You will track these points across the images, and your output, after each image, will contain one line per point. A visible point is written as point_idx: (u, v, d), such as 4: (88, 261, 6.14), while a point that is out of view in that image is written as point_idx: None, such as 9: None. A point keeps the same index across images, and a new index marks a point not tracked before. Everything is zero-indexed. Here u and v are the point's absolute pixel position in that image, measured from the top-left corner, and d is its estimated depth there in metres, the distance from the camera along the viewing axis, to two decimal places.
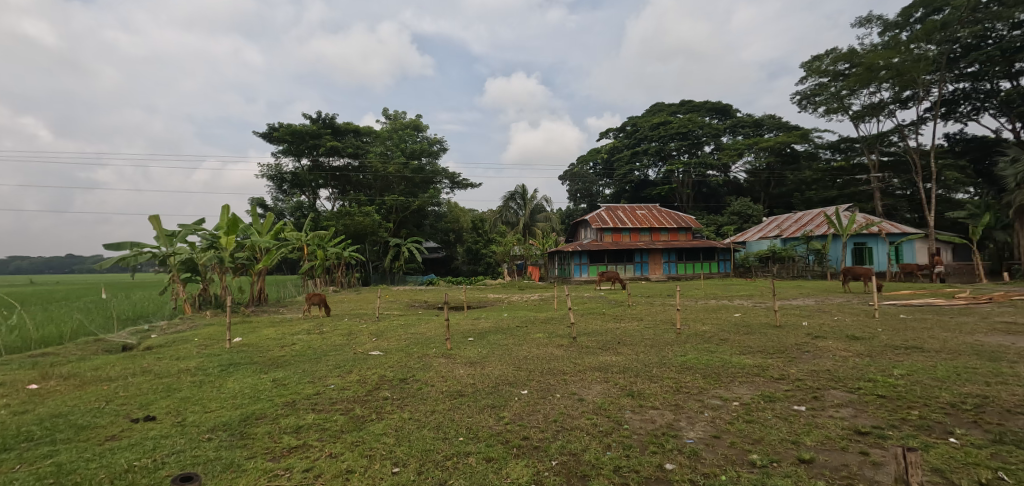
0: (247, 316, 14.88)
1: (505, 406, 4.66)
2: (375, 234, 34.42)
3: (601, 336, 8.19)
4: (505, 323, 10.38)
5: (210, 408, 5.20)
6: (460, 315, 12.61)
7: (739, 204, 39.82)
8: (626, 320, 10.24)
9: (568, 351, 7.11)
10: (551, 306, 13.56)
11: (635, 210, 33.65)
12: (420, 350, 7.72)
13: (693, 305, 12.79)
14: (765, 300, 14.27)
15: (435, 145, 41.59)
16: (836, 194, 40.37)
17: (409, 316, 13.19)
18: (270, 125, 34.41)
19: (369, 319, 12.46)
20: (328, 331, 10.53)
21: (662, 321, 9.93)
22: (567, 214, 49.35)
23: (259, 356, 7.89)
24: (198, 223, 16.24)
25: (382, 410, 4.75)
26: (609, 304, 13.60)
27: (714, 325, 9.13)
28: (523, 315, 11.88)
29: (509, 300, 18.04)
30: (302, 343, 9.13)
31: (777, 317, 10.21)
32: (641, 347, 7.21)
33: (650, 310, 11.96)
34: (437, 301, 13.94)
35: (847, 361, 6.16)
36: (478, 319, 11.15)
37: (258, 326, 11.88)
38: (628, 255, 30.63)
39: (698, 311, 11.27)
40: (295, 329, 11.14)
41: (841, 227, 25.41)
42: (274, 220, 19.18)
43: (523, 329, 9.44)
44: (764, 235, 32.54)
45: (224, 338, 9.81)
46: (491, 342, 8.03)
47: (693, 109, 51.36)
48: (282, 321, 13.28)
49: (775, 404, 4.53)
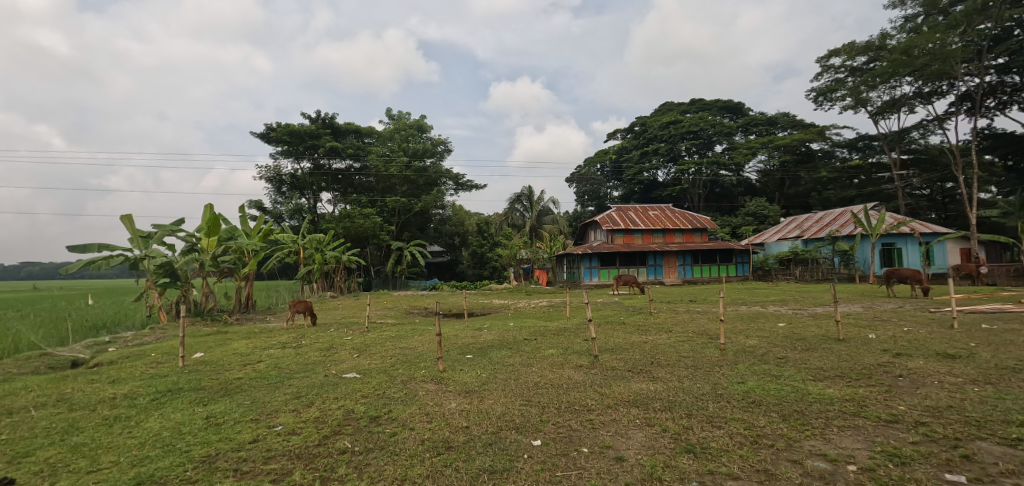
0: (227, 325, 13.50)
1: (511, 473, 3.20)
2: (376, 236, 33.09)
3: (629, 354, 6.68)
4: (512, 335, 8.92)
5: (101, 465, 3.76)
6: (462, 325, 11.17)
7: (755, 204, 38.18)
8: (654, 332, 8.70)
9: (589, 375, 5.63)
10: (564, 314, 12.08)
11: (648, 210, 32.14)
12: (406, 372, 6.28)
13: (725, 313, 11.28)
14: (804, 306, 12.69)
15: (439, 146, 40.16)
16: (856, 193, 38.66)
17: (404, 326, 11.78)
18: (267, 125, 33.16)
19: (359, 330, 11.05)
20: (305, 344, 9.09)
21: (695, 333, 8.37)
22: (575, 216, 47.86)
23: (210, 379, 6.45)
24: (176, 223, 14.86)
25: (333, 477, 3.30)
26: (628, 312, 12.15)
27: (762, 339, 7.61)
28: (534, 325, 10.38)
29: (516, 306, 16.66)
30: (270, 361, 7.70)
31: (833, 328, 8.66)
32: (682, 370, 5.72)
33: (678, 319, 10.46)
34: (435, 310, 12.54)
35: (966, 392, 4.68)
36: (481, 331, 9.67)
37: (232, 338, 10.48)
38: (641, 258, 29.03)
39: (735, 320, 9.74)
40: (270, 340, 9.73)
41: (870, 226, 23.74)
42: (265, 222, 17.91)
43: (534, 342, 7.98)
44: (784, 236, 30.85)
45: (183, 354, 8.37)
46: (494, 361, 6.56)
47: (704, 108, 49.75)
48: (264, 331, 11.86)
49: (912, 472, 3.08)
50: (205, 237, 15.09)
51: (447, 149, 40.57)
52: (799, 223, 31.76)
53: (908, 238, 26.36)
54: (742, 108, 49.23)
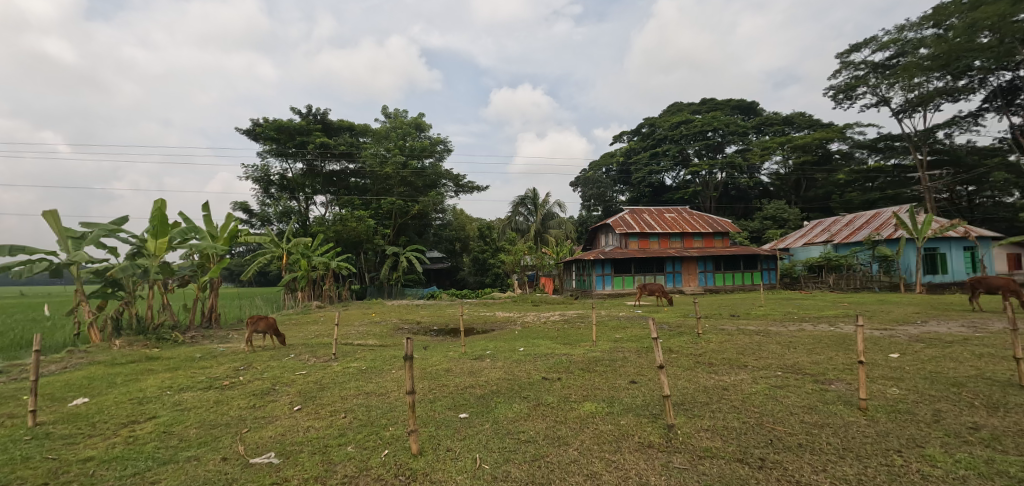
0: (168, 348, 11.05)
1: None
2: (368, 242, 30.61)
3: (722, 418, 4.17)
4: (521, 372, 6.47)
5: None
6: (458, 351, 8.59)
7: (773, 207, 35.74)
8: (724, 369, 6.16)
9: (676, 475, 3.19)
10: (588, 336, 9.52)
11: (663, 213, 29.69)
12: (357, 454, 3.83)
13: (791, 337, 8.74)
14: (883, 324, 10.14)
15: (439, 145, 37.23)
16: (879, 196, 36.17)
17: (380, 351, 9.31)
18: (253, 121, 30.93)
19: (320, 357, 8.62)
20: (238, 384, 6.66)
21: (787, 373, 5.91)
22: (581, 220, 45.49)
23: (36, 464, 4.05)
24: (118, 222, 12.40)
25: None
26: (665, 332, 9.74)
27: (900, 387, 5.11)
28: (553, 353, 7.81)
29: (524, 320, 14.24)
30: (170, 416, 5.30)
31: (981, 366, 6.02)
32: (844, 465, 3.25)
33: (741, 346, 7.93)
34: (419, 337, 10.01)
35: None
36: (482, 364, 7.11)
37: (155, 369, 8.06)
38: (658, 264, 26.47)
39: (817, 351, 7.22)
40: (198, 377, 7.29)
41: (914, 229, 21.19)
42: (235, 220, 15.42)
43: (562, 387, 5.51)
44: (811, 240, 28.23)
45: (54, 403, 5.95)
46: (498, 432, 4.13)
47: (716, 107, 47.33)
48: (209, 356, 9.41)
49: None
50: (153, 238, 12.63)
51: (447, 148, 37.72)
52: (825, 226, 29.18)
53: (953, 243, 23.77)
54: (756, 108, 46.77)
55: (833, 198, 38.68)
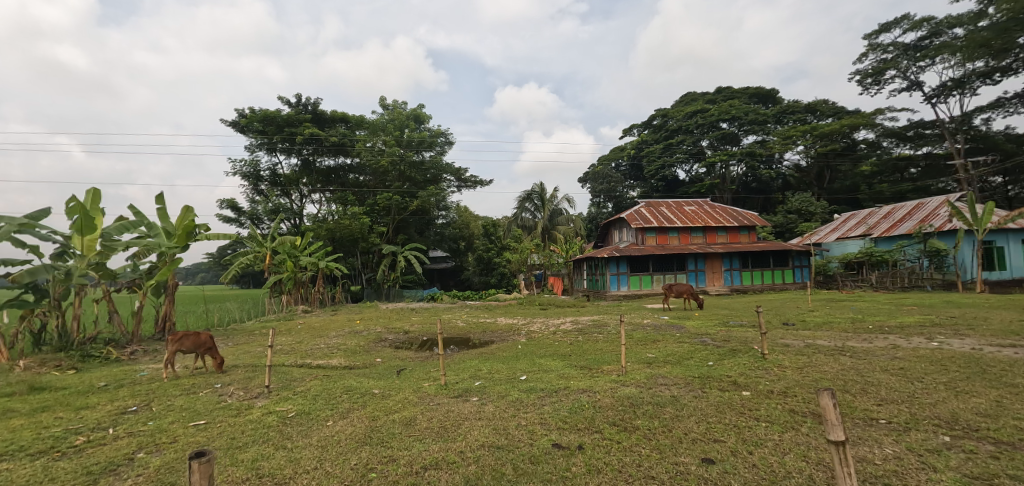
0: (81, 370, 8.80)
1: None
2: (364, 241, 28.20)
3: None
4: (514, 433, 4.08)
5: None
6: (434, 382, 6.28)
7: (798, 199, 33.07)
8: (855, 432, 3.79)
9: None
10: (612, 357, 7.16)
11: (683, 206, 27.28)
12: None
13: (883, 360, 6.40)
14: (1001, 339, 7.58)
15: (440, 137, 34.73)
16: (912, 187, 33.38)
17: (329, 378, 6.94)
18: (238, 112, 28.71)
19: (242, 391, 6.30)
20: (87, 450, 4.40)
21: (971, 443, 3.52)
22: (591, 217, 43.07)
23: None
24: (35, 216, 10.19)
25: None
26: (714, 350, 7.39)
27: None
28: (567, 388, 5.44)
29: (530, 330, 11.92)
30: None
31: None
32: None
33: (837, 378, 5.49)
34: (384, 365, 7.64)
35: None
36: (463, 410, 4.77)
37: (13, 411, 5.82)
38: (679, 262, 23.97)
39: (962, 394, 4.78)
40: (50, 429, 5.04)
41: (974, 219, 18.44)
42: (192, 214, 13.10)
43: (590, 471, 3.25)
44: (846, 234, 25.55)
45: None
46: None
47: (732, 96, 44.66)
48: (115, 386, 7.15)
49: None
50: (78, 234, 10.41)
51: (448, 141, 35.11)
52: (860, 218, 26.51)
53: (1011, 235, 20.87)
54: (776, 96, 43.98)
55: (861, 190, 35.91)
